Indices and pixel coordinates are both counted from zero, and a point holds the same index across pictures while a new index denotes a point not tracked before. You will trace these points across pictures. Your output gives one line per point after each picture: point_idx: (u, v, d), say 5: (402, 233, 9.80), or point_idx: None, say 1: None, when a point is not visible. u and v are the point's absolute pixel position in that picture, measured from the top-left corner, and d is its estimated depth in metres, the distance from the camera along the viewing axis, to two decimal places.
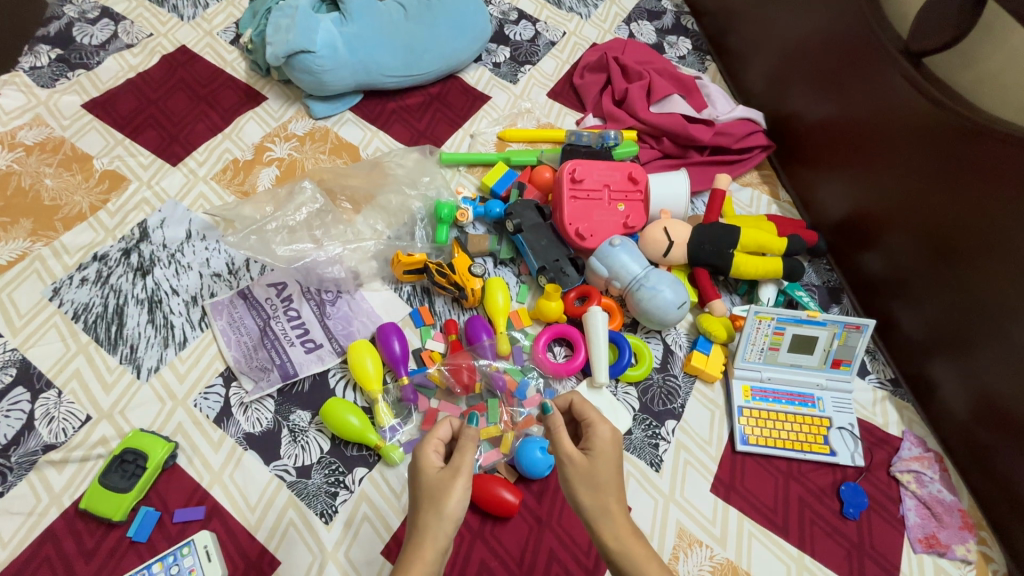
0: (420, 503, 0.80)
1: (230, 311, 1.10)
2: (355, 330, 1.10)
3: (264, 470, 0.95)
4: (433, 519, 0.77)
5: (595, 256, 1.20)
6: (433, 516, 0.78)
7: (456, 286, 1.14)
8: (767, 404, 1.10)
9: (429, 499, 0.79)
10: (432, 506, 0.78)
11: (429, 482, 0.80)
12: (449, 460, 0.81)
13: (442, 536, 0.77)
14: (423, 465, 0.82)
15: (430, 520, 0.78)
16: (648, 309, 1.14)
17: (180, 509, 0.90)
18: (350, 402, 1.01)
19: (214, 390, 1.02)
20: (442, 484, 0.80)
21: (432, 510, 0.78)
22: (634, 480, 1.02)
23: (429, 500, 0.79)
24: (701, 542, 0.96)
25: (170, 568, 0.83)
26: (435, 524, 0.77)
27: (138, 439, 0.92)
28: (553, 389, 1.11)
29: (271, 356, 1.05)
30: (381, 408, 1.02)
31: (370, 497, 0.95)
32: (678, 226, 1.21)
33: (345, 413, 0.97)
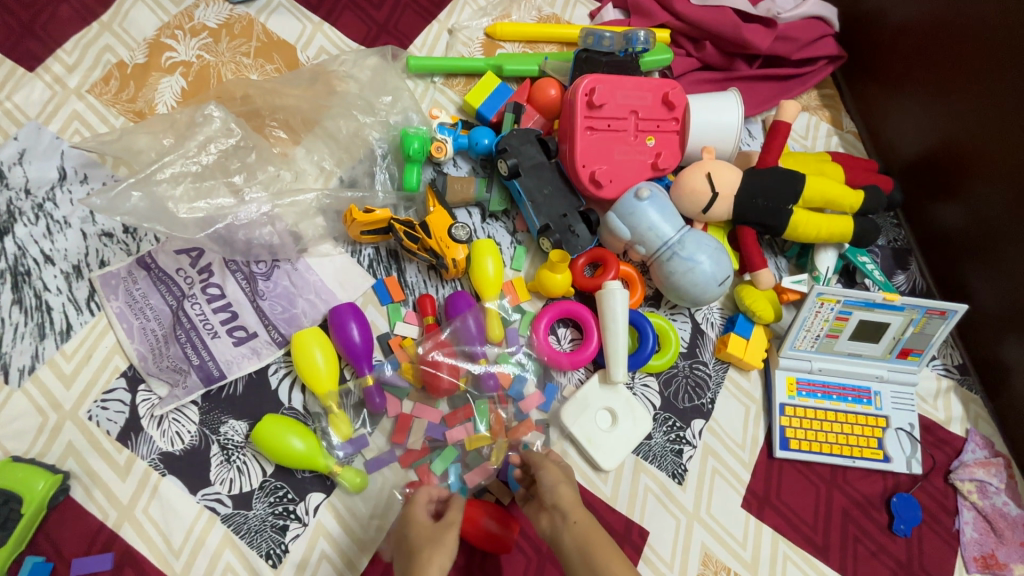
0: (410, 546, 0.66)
1: (128, 287, 0.82)
2: (299, 313, 0.84)
3: (190, 500, 0.74)
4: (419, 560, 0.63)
5: (614, 211, 0.92)
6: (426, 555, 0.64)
7: (432, 252, 0.87)
8: (815, 400, 0.91)
9: (415, 544, 0.66)
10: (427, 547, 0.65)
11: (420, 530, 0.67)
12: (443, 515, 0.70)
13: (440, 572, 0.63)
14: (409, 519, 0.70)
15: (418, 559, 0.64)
16: (680, 285, 0.89)
17: (80, 558, 0.70)
18: (290, 418, 0.78)
19: (115, 396, 0.77)
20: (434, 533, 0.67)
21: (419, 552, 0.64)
22: (653, 496, 0.84)
23: (413, 544, 0.66)
24: (728, 569, 0.82)
25: None
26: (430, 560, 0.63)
27: (8, 474, 0.69)
28: (555, 385, 0.89)
29: (186, 352, 0.80)
30: (338, 416, 0.80)
31: (329, 530, 0.76)
32: (725, 171, 0.92)
33: (288, 429, 0.75)
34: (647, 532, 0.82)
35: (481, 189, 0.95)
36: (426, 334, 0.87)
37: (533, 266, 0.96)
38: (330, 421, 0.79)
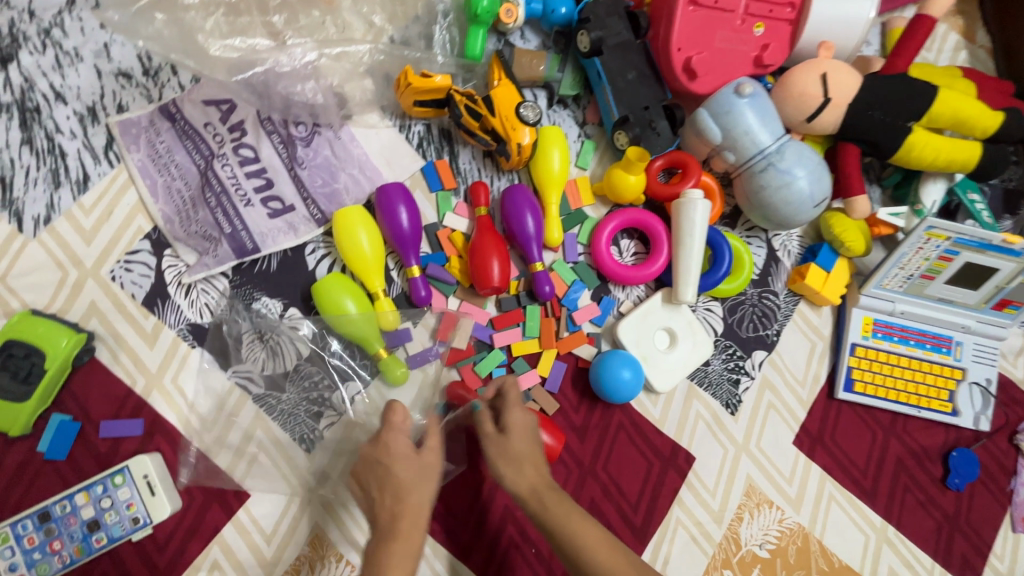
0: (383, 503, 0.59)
1: (151, 139, 0.72)
2: (341, 188, 0.75)
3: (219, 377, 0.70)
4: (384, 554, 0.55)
5: (705, 108, 0.79)
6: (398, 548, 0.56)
7: (494, 134, 0.74)
8: (891, 344, 0.84)
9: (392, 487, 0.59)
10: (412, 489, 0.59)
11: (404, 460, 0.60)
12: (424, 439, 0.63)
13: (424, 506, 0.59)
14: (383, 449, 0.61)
15: (390, 554, 0.55)
16: (771, 202, 0.78)
17: (108, 421, 0.66)
18: (347, 278, 0.72)
19: (139, 259, 0.70)
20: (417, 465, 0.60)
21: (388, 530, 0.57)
22: (703, 424, 0.80)
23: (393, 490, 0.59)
24: (771, 503, 0.79)
25: (99, 501, 0.63)
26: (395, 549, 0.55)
27: (30, 328, 0.64)
28: (612, 299, 0.81)
29: (217, 218, 0.71)
30: (386, 303, 0.72)
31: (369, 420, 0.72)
32: (844, 73, 0.78)
33: (340, 296, 0.70)
34: (693, 458, 0.78)
35: (552, 68, 0.83)
36: (477, 227, 0.77)
37: (602, 166, 0.85)
38: (376, 307, 0.72)
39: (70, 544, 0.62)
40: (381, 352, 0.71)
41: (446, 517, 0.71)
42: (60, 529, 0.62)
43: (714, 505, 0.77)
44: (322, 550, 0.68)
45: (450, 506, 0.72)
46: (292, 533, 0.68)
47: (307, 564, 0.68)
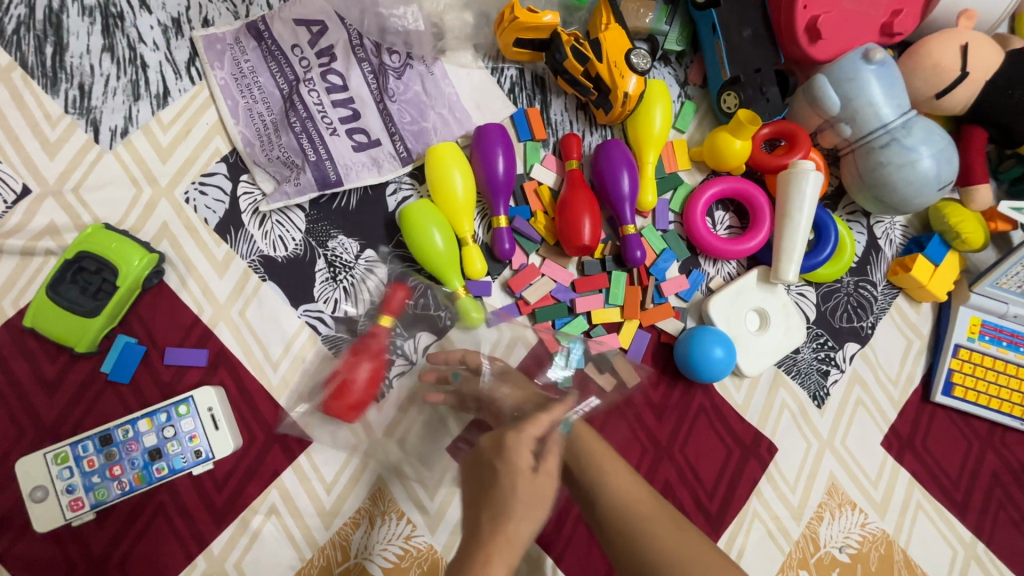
0: (479, 520, 0.51)
1: (235, 57, 0.68)
2: (429, 128, 0.70)
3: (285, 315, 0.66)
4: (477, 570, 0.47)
5: (825, 73, 0.72)
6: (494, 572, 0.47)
7: (597, 82, 0.69)
8: (998, 349, 0.77)
9: (495, 503, 0.51)
10: (519, 514, 0.50)
11: (517, 476, 0.52)
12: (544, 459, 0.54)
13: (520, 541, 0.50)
14: (500, 451, 0.54)
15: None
16: (888, 182, 0.72)
17: (174, 348, 0.63)
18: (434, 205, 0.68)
19: (214, 182, 0.67)
20: (531, 488, 0.52)
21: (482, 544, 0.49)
22: (788, 414, 0.74)
23: (492, 506, 0.51)
24: (854, 505, 0.73)
25: (162, 430, 0.59)
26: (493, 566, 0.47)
27: (102, 241, 0.61)
28: (701, 273, 0.76)
29: (301, 144, 0.67)
30: (474, 251, 0.69)
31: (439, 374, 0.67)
32: (985, 47, 0.71)
33: (429, 225, 0.66)
34: (776, 449, 0.73)
35: (659, 19, 0.76)
36: (568, 182, 0.71)
37: (700, 130, 0.79)
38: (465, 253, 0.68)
39: (131, 471, 0.59)
40: (461, 295, 0.68)
41: None
42: (121, 454, 0.58)
43: (794, 501, 0.72)
44: (383, 505, 0.65)
45: None
46: (353, 485, 0.65)
47: (366, 518, 0.64)
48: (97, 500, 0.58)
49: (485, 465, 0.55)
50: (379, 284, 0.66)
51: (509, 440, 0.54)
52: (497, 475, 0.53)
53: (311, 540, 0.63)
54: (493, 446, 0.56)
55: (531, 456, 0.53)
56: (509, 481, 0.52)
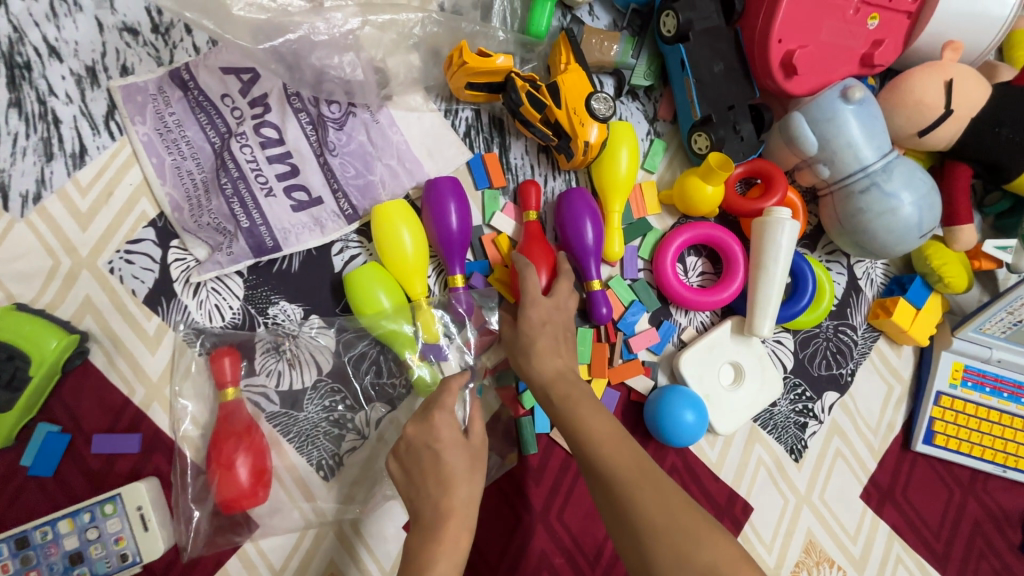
0: (425, 493, 0.50)
1: (159, 109, 0.62)
2: (376, 181, 0.65)
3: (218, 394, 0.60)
4: (428, 558, 0.47)
5: (802, 111, 0.67)
6: (445, 556, 0.47)
7: (556, 128, 0.64)
8: (981, 395, 0.74)
9: (439, 476, 0.51)
10: (466, 479, 0.51)
11: (452, 448, 0.52)
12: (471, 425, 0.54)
13: (472, 505, 0.50)
14: (428, 431, 0.52)
15: (437, 561, 0.47)
16: (868, 227, 0.68)
17: (102, 434, 0.58)
18: (381, 266, 0.63)
19: (141, 250, 0.61)
20: (467, 458, 0.52)
21: (431, 531, 0.48)
22: (764, 471, 0.71)
23: (437, 478, 0.50)
24: (832, 562, 0.71)
25: (85, 531, 0.55)
26: (443, 555, 0.47)
27: (11, 323, 0.55)
28: (672, 324, 0.72)
29: (233, 208, 0.61)
30: (427, 316, 0.63)
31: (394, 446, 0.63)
32: (970, 82, 0.66)
33: (374, 286, 0.61)
34: (751, 508, 0.70)
35: (625, 52, 0.71)
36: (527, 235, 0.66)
37: (670, 169, 0.74)
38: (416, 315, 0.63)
39: None
40: (414, 359, 0.63)
41: (475, 560, 0.64)
42: (39, 558, 0.54)
43: (771, 561, 0.70)
44: None
45: (481, 549, 0.64)
46: (303, 570, 0.61)
47: None
48: None
49: (417, 451, 0.52)
50: (214, 358, 0.59)
51: (434, 417, 0.53)
52: (433, 458, 0.51)
53: None
54: (418, 429, 0.53)
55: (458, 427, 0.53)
56: (450, 454, 0.51)
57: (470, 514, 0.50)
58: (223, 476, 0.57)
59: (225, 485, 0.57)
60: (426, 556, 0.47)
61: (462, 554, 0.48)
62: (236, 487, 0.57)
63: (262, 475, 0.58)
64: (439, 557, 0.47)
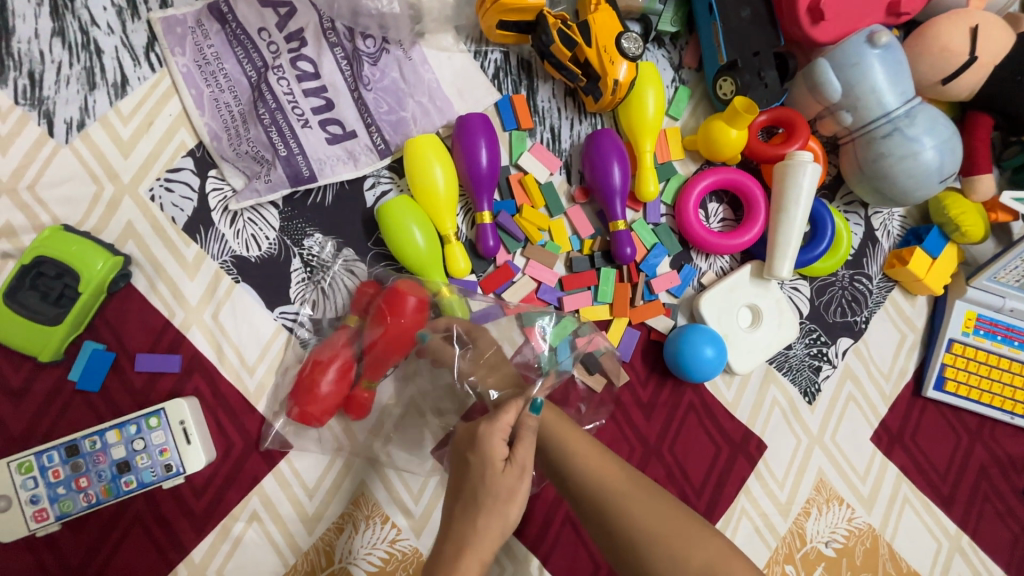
0: (453, 510, 0.51)
1: (197, 41, 0.63)
2: (408, 118, 0.66)
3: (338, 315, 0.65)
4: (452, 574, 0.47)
5: (827, 57, 0.68)
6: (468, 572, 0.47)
7: (586, 68, 0.65)
8: (992, 343, 0.76)
9: (468, 497, 0.50)
10: (489, 507, 0.49)
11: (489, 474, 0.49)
12: (515, 448, 0.50)
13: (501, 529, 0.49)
14: (471, 441, 0.51)
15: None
16: (889, 174, 0.69)
17: (144, 355, 0.61)
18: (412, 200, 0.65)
19: (181, 178, 0.63)
20: (505, 482, 0.49)
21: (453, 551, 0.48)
22: (778, 411, 0.73)
23: (465, 499, 0.50)
24: (841, 500, 0.73)
25: (132, 442, 0.57)
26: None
27: (61, 245, 0.58)
28: (693, 268, 0.73)
29: (270, 138, 0.63)
30: (455, 248, 0.66)
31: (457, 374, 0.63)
32: (995, 29, 0.67)
33: (407, 220, 0.63)
34: (765, 446, 0.72)
35: None
36: (377, 333, 0.63)
37: (694, 117, 0.75)
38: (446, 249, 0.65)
39: (98, 483, 0.57)
40: (443, 290, 0.65)
41: None
42: (88, 466, 0.57)
43: (782, 497, 0.72)
44: (367, 510, 0.64)
45: None
46: (335, 490, 0.64)
47: (350, 523, 0.63)
48: (62, 512, 0.56)
49: (462, 456, 0.52)
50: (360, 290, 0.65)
51: (480, 431, 0.51)
52: (471, 467, 0.50)
53: (294, 546, 0.62)
54: (465, 435, 0.53)
55: (504, 448, 0.50)
56: (478, 475, 0.50)
57: (487, 545, 0.48)
58: (307, 386, 0.62)
59: (305, 410, 0.61)
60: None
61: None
62: (316, 394, 0.61)
63: (347, 372, 0.63)
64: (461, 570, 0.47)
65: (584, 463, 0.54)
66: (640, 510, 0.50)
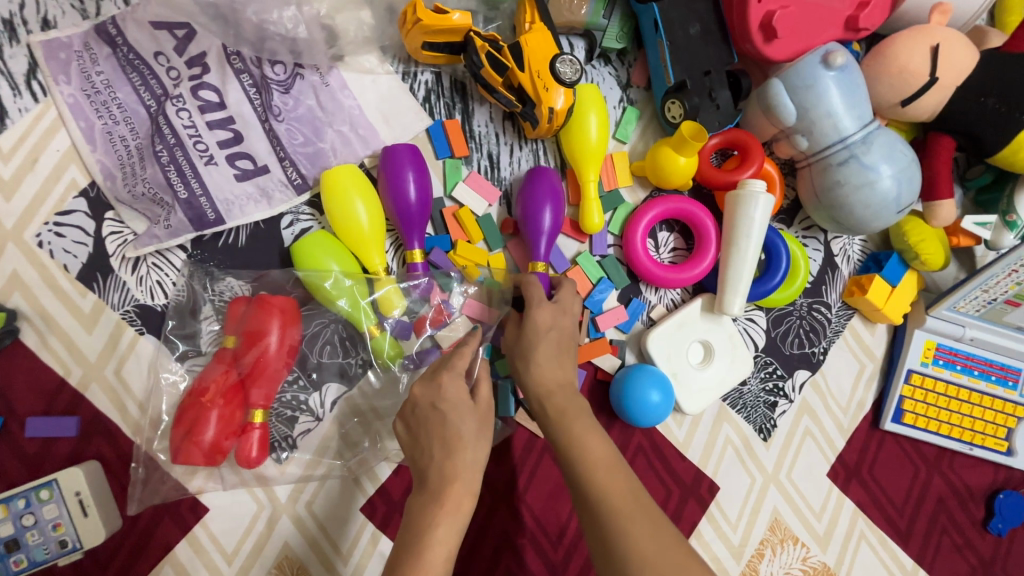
0: (429, 455, 0.48)
1: (85, 68, 0.57)
2: (328, 149, 0.61)
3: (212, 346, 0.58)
4: (430, 520, 0.44)
5: (781, 78, 0.64)
6: (447, 517, 0.45)
7: (520, 93, 0.60)
8: (952, 374, 0.74)
9: (443, 439, 0.48)
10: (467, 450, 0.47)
11: (461, 409, 0.48)
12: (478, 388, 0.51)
13: (478, 467, 0.48)
14: (434, 392, 0.50)
15: (438, 523, 0.44)
16: (845, 203, 0.65)
17: (36, 418, 0.55)
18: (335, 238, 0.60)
19: (73, 222, 0.57)
20: (477, 419, 0.49)
21: (434, 491, 0.46)
22: (731, 450, 0.70)
23: None
24: (796, 540, 0.71)
25: (20, 518, 0.52)
26: (444, 517, 0.44)
27: None
28: (642, 302, 0.69)
29: (170, 177, 0.57)
30: (388, 286, 0.60)
31: (387, 413, 0.62)
32: (957, 48, 0.63)
33: (328, 260, 0.58)
34: (717, 488, 0.69)
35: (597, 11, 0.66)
36: (248, 362, 0.55)
37: (643, 140, 0.71)
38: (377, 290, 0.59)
39: None
40: (370, 330, 0.60)
41: None
42: None
43: (735, 539, 0.69)
44: (292, 574, 0.60)
45: None
46: (256, 554, 0.59)
47: None
48: None
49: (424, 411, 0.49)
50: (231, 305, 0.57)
51: (442, 378, 0.50)
52: (437, 417, 0.49)
53: None
54: (424, 390, 0.50)
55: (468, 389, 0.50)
56: (456, 416, 0.48)
57: (475, 478, 0.47)
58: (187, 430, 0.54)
59: (242, 452, 0.55)
60: (426, 518, 0.45)
61: (465, 517, 0.46)
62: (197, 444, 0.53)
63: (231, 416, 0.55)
64: (440, 519, 0.44)
65: (607, 504, 0.46)
66: (645, 540, 0.44)
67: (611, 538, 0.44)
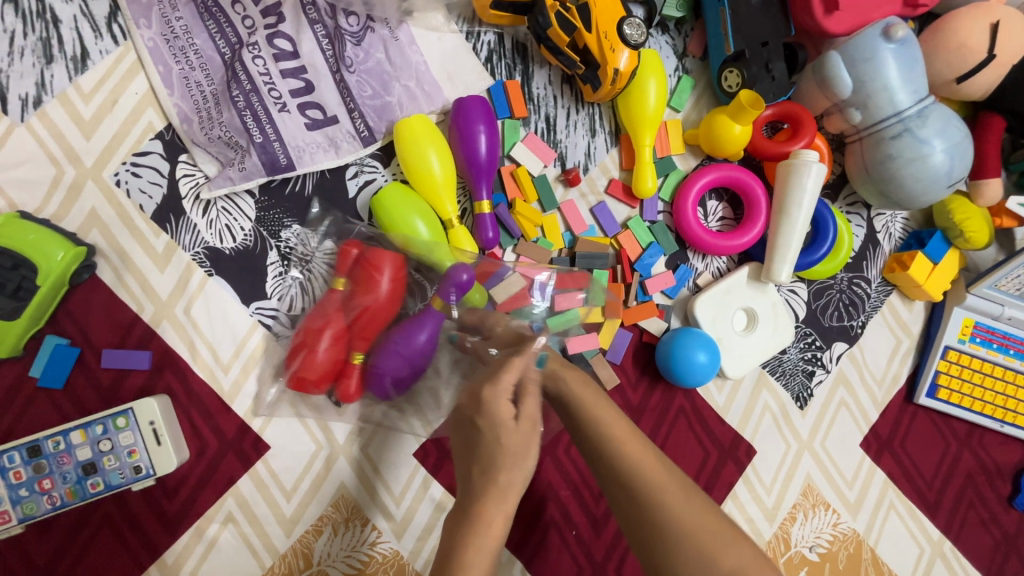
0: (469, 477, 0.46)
1: (165, 13, 0.58)
2: (394, 103, 0.63)
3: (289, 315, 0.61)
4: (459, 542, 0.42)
5: (839, 50, 0.65)
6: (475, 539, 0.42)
7: (584, 54, 0.61)
8: (987, 352, 0.75)
9: (482, 458, 0.46)
10: (507, 466, 0.45)
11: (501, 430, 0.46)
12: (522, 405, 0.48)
13: (513, 490, 0.45)
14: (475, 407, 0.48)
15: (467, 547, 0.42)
16: (896, 177, 0.66)
17: (111, 350, 0.57)
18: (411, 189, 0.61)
19: (149, 163, 0.59)
20: (518, 438, 0.46)
21: (466, 516, 0.44)
22: (769, 417, 0.72)
23: None
24: (827, 506, 0.73)
25: (98, 443, 0.55)
26: (474, 539, 0.42)
27: (18, 232, 0.53)
28: (689, 268, 0.71)
29: (245, 122, 0.59)
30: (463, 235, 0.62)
31: None
32: (1016, 27, 0.64)
33: (410, 214, 0.59)
34: (754, 452, 0.71)
35: None
36: (355, 311, 0.58)
37: (696, 110, 0.72)
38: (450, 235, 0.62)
39: (62, 486, 0.54)
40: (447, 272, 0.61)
41: None
42: (51, 468, 0.54)
43: (769, 502, 0.71)
44: (347, 513, 0.62)
45: None
46: (314, 492, 0.62)
47: (329, 525, 0.61)
48: (25, 515, 0.53)
49: (468, 422, 0.49)
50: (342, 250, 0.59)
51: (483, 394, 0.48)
52: (479, 433, 0.47)
53: (272, 548, 0.60)
54: (469, 402, 0.49)
55: (511, 406, 0.47)
56: (495, 436, 0.46)
57: (508, 501, 0.45)
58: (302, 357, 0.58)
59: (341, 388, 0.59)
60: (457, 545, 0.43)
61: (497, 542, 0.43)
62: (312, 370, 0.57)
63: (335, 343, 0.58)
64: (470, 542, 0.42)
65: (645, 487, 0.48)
66: (676, 498, 0.47)
67: (652, 515, 0.46)
